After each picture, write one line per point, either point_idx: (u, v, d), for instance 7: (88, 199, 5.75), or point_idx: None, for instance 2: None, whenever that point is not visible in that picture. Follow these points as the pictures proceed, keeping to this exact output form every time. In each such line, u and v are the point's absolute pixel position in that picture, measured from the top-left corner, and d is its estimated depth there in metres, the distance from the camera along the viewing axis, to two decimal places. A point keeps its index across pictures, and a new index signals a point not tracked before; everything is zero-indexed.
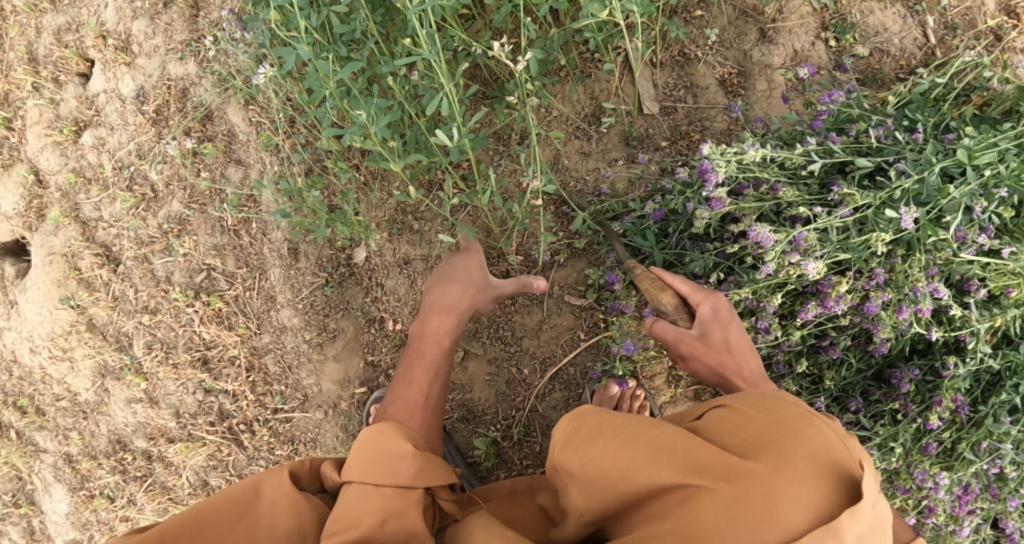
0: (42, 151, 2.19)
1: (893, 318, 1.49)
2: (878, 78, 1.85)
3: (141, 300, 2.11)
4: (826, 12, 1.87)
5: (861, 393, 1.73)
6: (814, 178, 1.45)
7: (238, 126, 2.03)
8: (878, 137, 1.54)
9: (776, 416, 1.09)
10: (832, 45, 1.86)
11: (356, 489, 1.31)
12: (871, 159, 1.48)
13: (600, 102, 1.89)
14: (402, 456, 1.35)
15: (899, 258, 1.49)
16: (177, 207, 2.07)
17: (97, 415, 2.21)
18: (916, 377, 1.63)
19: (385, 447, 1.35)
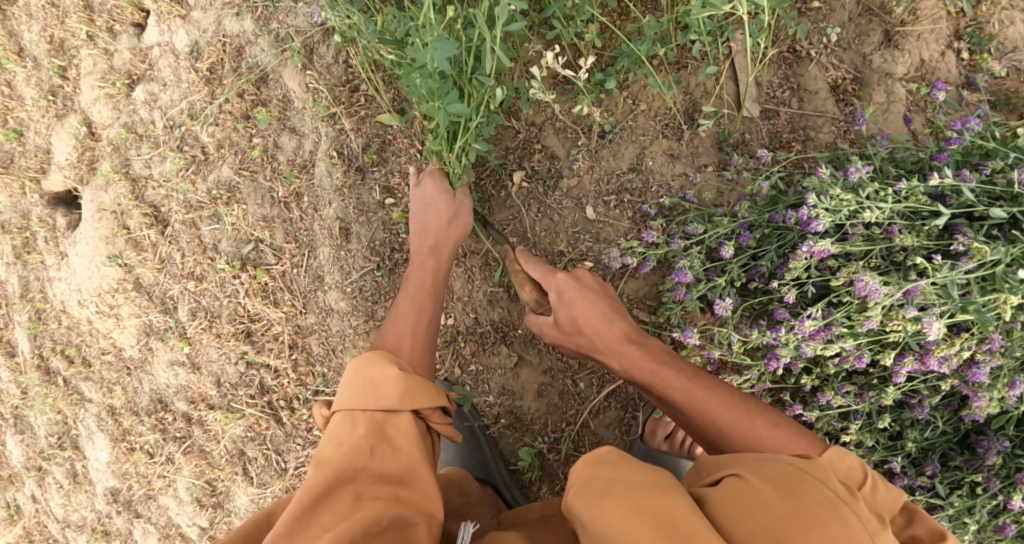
0: (94, 103, 2.20)
1: (1003, 390, 1.36)
2: (1012, 102, 1.63)
3: (187, 265, 2.06)
4: (962, 18, 1.66)
5: (939, 455, 1.63)
6: (942, 223, 1.27)
7: (293, 91, 1.94)
8: (1017, 180, 1.35)
9: (797, 501, 0.94)
10: (965, 58, 1.65)
11: (346, 417, 1.28)
12: (1008, 209, 1.31)
13: (694, 99, 1.68)
14: (387, 381, 1.29)
15: (1019, 324, 1.34)
16: (228, 172, 2.00)
17: (140, 373, 2.20)
18: (1005, 450, 1.53)
19: (366, 375, 1.30)
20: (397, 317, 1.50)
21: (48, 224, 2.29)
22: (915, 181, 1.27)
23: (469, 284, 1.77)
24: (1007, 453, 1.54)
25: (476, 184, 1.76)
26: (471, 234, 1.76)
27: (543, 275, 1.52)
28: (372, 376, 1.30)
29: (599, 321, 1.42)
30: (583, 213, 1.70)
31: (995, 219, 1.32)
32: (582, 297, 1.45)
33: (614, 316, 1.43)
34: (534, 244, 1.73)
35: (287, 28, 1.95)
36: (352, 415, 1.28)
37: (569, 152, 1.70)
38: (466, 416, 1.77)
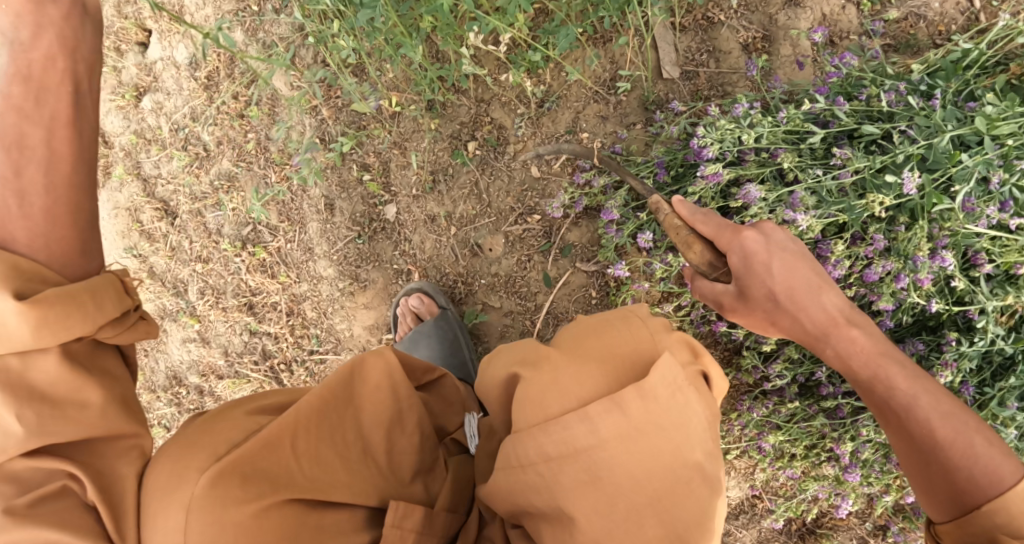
0: (108, 115, 2.49)
1: (892, 286, 1.52)
2: (912, 44, 1.83)
3: (195, 249, 2.31)
4: None
5: None
6: (816, 142, 1.48)
7: (280, 90, 2.20)
8: (891, 102, 1.55)
9: (602, 321, 1.28)
10: (866, 9, 1.85)
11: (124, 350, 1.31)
12: (879, 125, 1.51)
13: (619, 67, 1.92)
14: (5, 316, 1.10)
15: (903, 227, 1.53)
16: (227, 165, 2.26)
17: (156, 353, 2.45)
18: (920, 352, 1.71)
19: None
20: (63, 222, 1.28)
21: None
22: (789, 107, 1.50)
23: (437, 243, 2.02)
24: (922, 355, 1.72)
25: (439, 155, 2.00)
26: (437, 199, 2.02)
27: (721, 232, 1.35)
28: (77, 304, 1.20)
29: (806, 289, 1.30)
30: (529, 172, 1.94)
31: (870, 135, 1.52)
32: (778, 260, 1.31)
33: (821, 287, 1.31)
34: (489, 203, 1.97)
35: (271, 36, 2.23)
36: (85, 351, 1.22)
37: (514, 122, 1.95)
38: (450, 319, 1.94)
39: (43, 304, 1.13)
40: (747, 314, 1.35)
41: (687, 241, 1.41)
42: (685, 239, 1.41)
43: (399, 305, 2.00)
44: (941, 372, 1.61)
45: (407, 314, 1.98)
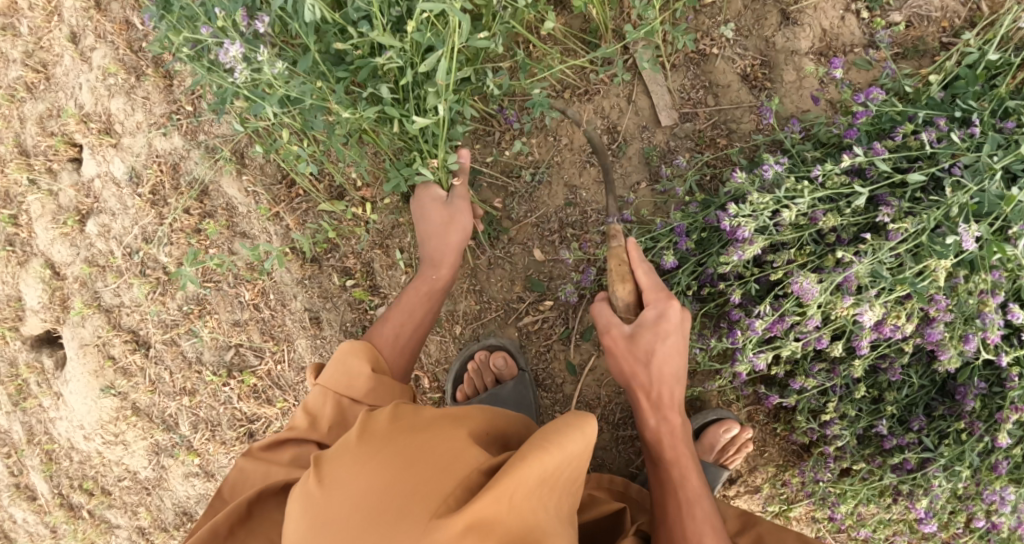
0: (53, 244, 2.28)
1: (959, 345, 1.40)
2: (920, 49, 1.69)
3: (177, 382, 2.12)
4: None
5: (924, 408, 1.67)
6: (859, 203, 1.36)
7: (235, 196, 1.98)
8: (929, 139, 1.42)
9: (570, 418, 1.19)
10: (866, 16, 1.70)
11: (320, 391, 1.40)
12: (924, 172, 1.38)
13: (612, 120, 1.72)
14: (361, 374, 1.39)
15: (961, 279, 1.39)
16: (193, 287, 2.06)
17: (159, 490, 2.25)
18: (981, 391, 1.55)
19: (345, 358, 1.41)
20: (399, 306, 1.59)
21: (37, 367, 2.34)
22: (825, 167, 1.37)
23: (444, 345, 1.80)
24: (985, 393, 1.57)
25: None
26: None
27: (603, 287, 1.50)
28: (349, 367, 1.41)
29: (669, 366, 1.37)
30: (531, 255, 1.74)
31: (915, 184, 1.40)
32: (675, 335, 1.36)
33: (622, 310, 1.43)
34: (490, 296, 1.77)
35: (212, 137, 2.02)
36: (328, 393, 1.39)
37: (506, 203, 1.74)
38: (528, 387, 1.70)
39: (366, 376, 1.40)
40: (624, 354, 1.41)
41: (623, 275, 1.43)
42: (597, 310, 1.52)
43: (474, 354, 1.74)
44: (1007, 414, 1.43)
45: (476, 368, 1.72)
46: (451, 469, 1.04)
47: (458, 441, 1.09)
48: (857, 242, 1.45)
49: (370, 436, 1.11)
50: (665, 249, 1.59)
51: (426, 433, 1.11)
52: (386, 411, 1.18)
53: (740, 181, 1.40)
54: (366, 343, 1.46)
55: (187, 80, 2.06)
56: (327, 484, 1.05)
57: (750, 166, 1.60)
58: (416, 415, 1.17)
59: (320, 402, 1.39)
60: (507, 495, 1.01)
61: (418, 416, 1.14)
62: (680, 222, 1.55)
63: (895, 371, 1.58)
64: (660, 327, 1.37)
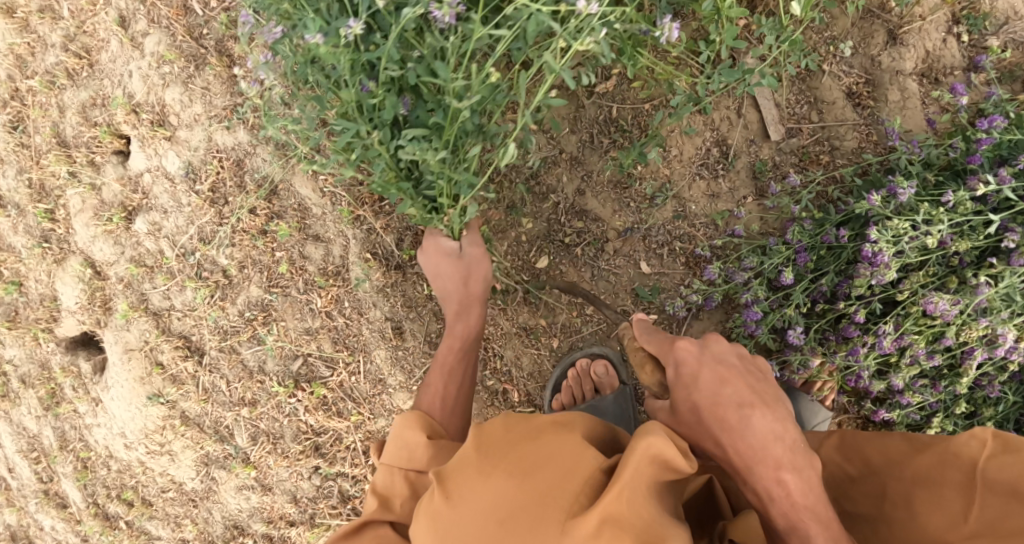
0: (94, 241, 2.14)
1: None
2: (1017, 75, 1.67)
3: (235, 392, 2.03)
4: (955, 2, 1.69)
5: (1014, 423, 1.69)
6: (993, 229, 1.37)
7: (310, 198, 1.90)
8: None
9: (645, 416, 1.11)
10: (966, 40, 1.70)
11: (382, 470, 1.34)
12: None
13: (722, 132, 1.71)
14: (419, 446, 1.32)
15: None
16: (258, 291, 1.96)
17: (207, 503, 2.15)
18: None
19: (402, 434, 1.35)
20: (431, 385, 1.54)
21: (73, 371, 2.22)
22: (960, 194, 1.39)
23: (539, 357, 1.78)
24: None
25: (527, 258, 1.76)
26: (529, 311, 1.77)
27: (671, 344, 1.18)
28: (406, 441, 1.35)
29: (722, 394, 1.10)
30: (637, 268, 1.75)
31: None
32: (699, 357, 1.16)
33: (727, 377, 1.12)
34: (592, 310, 1.76)
35: (283, 133, 1.91)
36: (395, 474, 1.32)
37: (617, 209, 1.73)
38: (629, 398, 1.69)
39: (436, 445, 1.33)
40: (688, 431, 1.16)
41: (641, 362, 1.33)
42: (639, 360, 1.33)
43: (575, 362, 1.74)
44: None
45: (576, 377, 1.72)
46: (574, 476, 1.01)
47: (560, 455, 1.04)
48: (977, 264, 1.48)
49: (481, 464, 1.06)
50: (782, 265, 1.61)
51: (539, 449, 1.05)
52: (495, 423, 1.11)
53: (876, 203, 1.43)
54: (415, 415, 1.39)
55: (255, 71, 1.94)
56: (453, 501, 1.03)
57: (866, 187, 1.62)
58: (527, 421, 1.11)
59: (388, 483, 1.32)
60: (625, 503, 0.97)
61: (528, 427, 1.09)
62: (798, 237, 1.58)
63: (994, 389, 1.59)
64: (688, 354, 1.16)
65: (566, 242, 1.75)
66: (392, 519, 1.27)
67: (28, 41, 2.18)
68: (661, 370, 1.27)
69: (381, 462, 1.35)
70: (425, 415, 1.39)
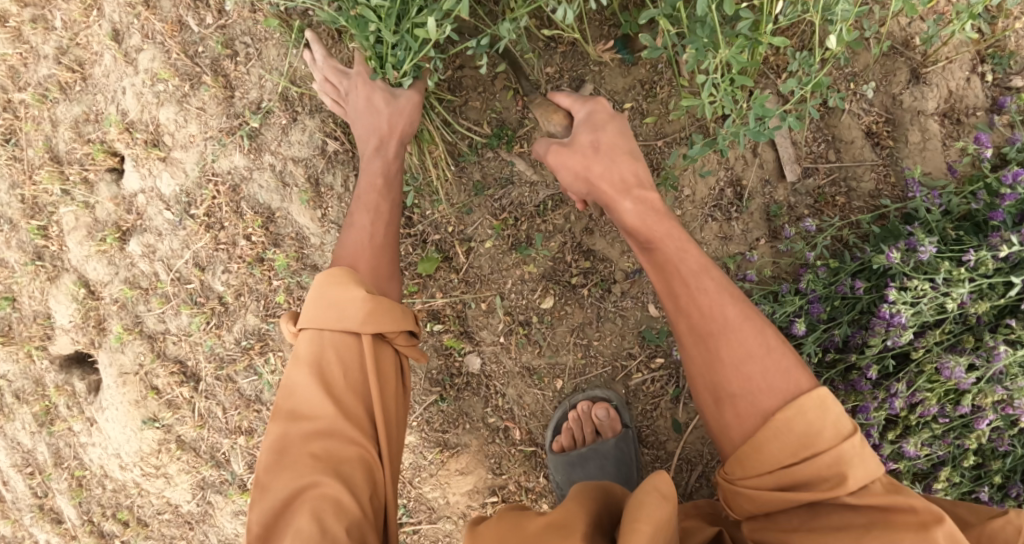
0: (88, 261, 2.10)
1: None
2: None
3: (232, 419, 2.01)
4: (982, 42, 1.64)
5: None
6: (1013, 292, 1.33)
7: (308, 227, 1.84)
8: None
9: (636, 504, 1.11)
10: (991, 79, 1.66)
11: (314, 335, 1.35)
12: None
13: (737, 173, 1.67)
14: (353, 301, 1.33)
15: None
16: (254, 320, 1.93)
17: (204, 526, 2.13)
18: None
19: (329, 296, 1.35)
20: (354, 225, 1.48)
21: (67, 390, 2.19)
22: (982, 255, 1.34)
23: (542, 397, 1.74)
24: None
25: (529, 297, 1.70)
26: (535, 351, 1.72)
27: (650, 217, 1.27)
28: (339, 296, 1.35)
29: (708, 299, 1.22)
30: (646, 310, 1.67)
31: None
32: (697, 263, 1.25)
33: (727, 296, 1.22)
34: (598, 352, 1.70)
35: (281, 159, 1.85)
36: (322, 335, 1.34)
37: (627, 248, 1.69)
38: (632, 442, 1.67)
39: (379, 306, 1.35)
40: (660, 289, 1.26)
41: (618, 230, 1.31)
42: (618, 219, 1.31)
43: (576, 404, 1.71)
44: None
45: (577, 418, 1.69)
46: None
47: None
48: (994, 322, 1.44)
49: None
50: (795, 313, 1.57)
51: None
52: (491, 523, 1.19)
53: (894, 260, 1.39)
54: (345, 272, 1.38)
55: (251, 92, 1.86)
56: None
57: (884, 237, 1.58)
58: (521, 528, 1.15)
59: (314, 349, 1.34)
60: None
61: (527, 531, 1.13)
62: (812, 286, 1.54)
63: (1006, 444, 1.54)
64: (593, 120, 1.34)
65: (572, 282, 1.68)
66: (320, 387, 1.30)
67: (21, 52, 2.12)
68: (642, 238, 1.28)
69: (306, 329, 1.36)
70: (353, 272, 1.40)
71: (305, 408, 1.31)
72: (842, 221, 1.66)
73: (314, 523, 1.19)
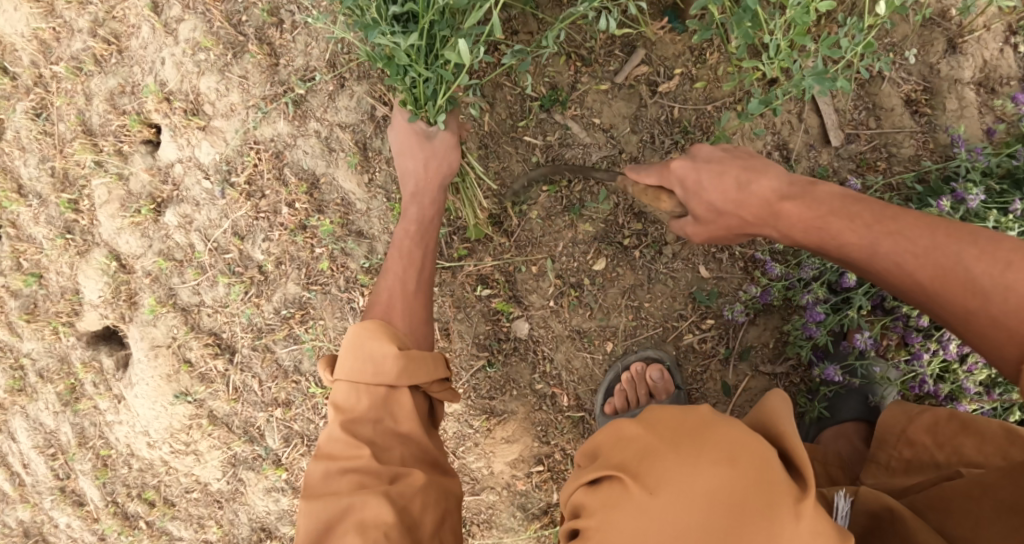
0: (121, 233, 2.08)
1: None
2: None
3: (268, 391, 1.99)
4: (1014, 14, 1.69)
5: None
6: None
7: (352, 193, 1.85)
8: None
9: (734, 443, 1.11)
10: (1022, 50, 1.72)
11: (347, 383, 1.39)
12: None
13: (784, 136, 1.72)
14: (388, 356, 1.37)
15: None
16: (295, 288, 1.91)
17: (233, 504, 2.09)
18: None
19: (364, 346, 1.38)
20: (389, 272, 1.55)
21: (94, 367, 2.15)
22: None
23: (592, 361, 1.73)
24: None
25: (578, 260, 1.70)
26: (585, 314, 1.72)
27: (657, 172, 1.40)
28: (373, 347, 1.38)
29: (773, 195, 1.26)
30: (696, 272, 1.69)
31: None
32: (702, 176, 1.31)
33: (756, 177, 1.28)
34: (648, 314, 1.71)
35: (326, 126, 1.86)
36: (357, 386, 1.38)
37: None
38: (683, 405, 1.66)
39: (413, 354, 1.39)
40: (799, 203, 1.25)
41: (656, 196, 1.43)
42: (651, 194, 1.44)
43: (628, 365, 1.69)
44: None
45: (630, 381, 1.67)
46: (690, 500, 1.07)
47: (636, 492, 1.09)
48: None
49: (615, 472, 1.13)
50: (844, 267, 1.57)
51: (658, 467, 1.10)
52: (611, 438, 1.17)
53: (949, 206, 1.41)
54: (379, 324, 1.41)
55: (297, 61, 1.86)
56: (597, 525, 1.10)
57: (927, 195, 1.61)
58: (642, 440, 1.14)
59: (348, 396, 1.39)
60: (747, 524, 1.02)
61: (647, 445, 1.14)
62: None
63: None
64: (701, 164, 1.32)
65: (624, 244, 1.68)
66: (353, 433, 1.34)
67: (53, 25, 2.11)
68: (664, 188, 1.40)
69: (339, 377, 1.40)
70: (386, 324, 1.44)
71: (339, 447, 1.34)
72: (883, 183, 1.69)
73: (360, 538, 1.23)
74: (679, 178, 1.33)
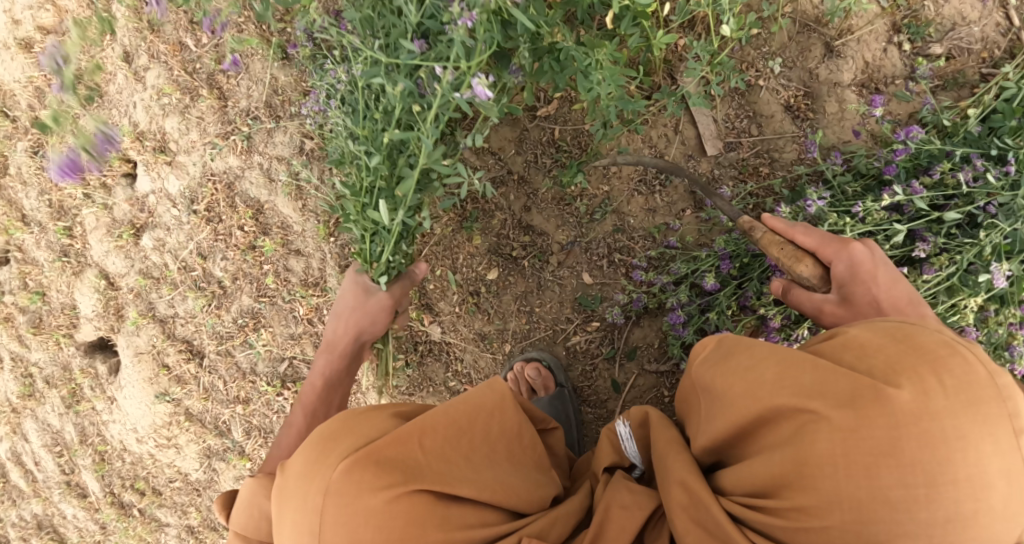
0: (108, 255, 2.36)
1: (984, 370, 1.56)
2: (959, 81, 1.89)
3: (231, 391, 2.24)
4: (898, 11, 1.81)
5: None
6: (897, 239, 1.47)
7: (289, 216, 2.07)
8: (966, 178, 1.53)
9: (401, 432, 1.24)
10: (907, 48, 1.81)
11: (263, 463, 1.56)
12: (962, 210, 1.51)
13: (659, 149, 1.83)
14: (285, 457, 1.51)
15: (992, 311, 1.54)
16: (248, 301, 2.15)
17: (210, 492, 2.37)
18: None
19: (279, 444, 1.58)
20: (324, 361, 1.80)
21: (91, 372, 2.46)
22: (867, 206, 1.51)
23: (493, 362, 1.91)
24: None
25: (478, 271, 1.88)
26: (484, 319, 1.90)
27: (826, 244, 1.37)
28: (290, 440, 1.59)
29: (904, 308, 1.28)
30: (581, 279, 1.85)
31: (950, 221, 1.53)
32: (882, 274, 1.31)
33: (894, 282, 1.30)
34: (541, 317, 1.88)
35: (267, 157, 2.08)
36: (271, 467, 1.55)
37: (562, 224, 1.84)
38: (567, 399, 1.78)
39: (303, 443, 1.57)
40: (849, 321, 1.32)
41: (792, 256, 1.41)
42: (793, 254, 1.40)
43: (514, 367, 1.87)
44: None
45: (514, 380, 1.84)
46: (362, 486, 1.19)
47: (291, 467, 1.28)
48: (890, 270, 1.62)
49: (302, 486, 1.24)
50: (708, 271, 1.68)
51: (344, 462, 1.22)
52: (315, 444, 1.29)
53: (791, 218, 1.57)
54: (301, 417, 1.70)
55: (242, 101, 2.10)
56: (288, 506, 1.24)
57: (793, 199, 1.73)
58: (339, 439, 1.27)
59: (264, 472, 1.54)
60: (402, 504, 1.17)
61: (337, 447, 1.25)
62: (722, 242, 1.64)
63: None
64: (858, 273, 1.32)
65: (513, 255, 1.86)
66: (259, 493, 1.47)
67: (46, 73, 2.39)
68: (822, 261, 1.38)
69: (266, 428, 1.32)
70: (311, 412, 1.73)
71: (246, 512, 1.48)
72: (761, 188, 1.80)
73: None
74: (842, 254, 1.34)
